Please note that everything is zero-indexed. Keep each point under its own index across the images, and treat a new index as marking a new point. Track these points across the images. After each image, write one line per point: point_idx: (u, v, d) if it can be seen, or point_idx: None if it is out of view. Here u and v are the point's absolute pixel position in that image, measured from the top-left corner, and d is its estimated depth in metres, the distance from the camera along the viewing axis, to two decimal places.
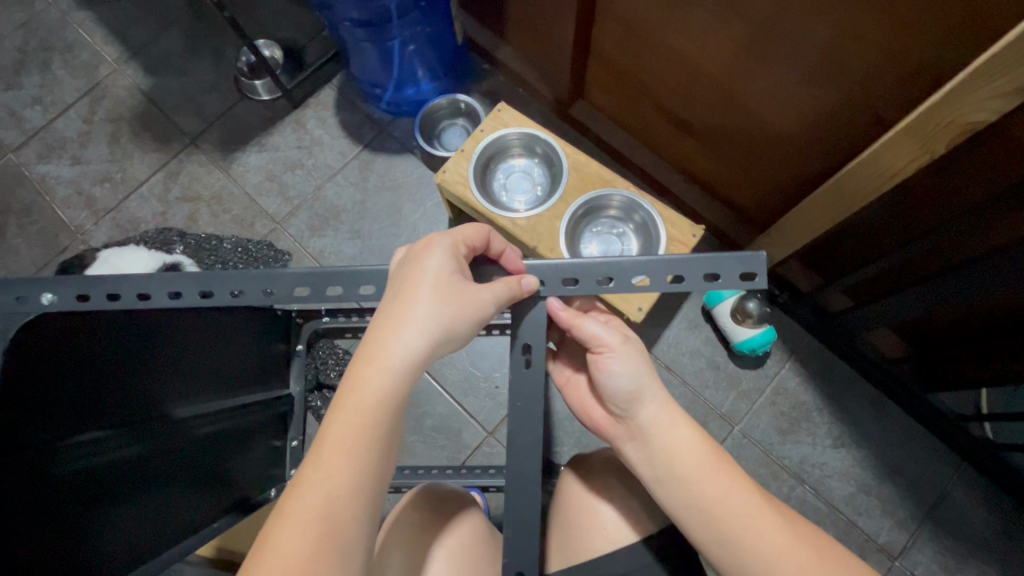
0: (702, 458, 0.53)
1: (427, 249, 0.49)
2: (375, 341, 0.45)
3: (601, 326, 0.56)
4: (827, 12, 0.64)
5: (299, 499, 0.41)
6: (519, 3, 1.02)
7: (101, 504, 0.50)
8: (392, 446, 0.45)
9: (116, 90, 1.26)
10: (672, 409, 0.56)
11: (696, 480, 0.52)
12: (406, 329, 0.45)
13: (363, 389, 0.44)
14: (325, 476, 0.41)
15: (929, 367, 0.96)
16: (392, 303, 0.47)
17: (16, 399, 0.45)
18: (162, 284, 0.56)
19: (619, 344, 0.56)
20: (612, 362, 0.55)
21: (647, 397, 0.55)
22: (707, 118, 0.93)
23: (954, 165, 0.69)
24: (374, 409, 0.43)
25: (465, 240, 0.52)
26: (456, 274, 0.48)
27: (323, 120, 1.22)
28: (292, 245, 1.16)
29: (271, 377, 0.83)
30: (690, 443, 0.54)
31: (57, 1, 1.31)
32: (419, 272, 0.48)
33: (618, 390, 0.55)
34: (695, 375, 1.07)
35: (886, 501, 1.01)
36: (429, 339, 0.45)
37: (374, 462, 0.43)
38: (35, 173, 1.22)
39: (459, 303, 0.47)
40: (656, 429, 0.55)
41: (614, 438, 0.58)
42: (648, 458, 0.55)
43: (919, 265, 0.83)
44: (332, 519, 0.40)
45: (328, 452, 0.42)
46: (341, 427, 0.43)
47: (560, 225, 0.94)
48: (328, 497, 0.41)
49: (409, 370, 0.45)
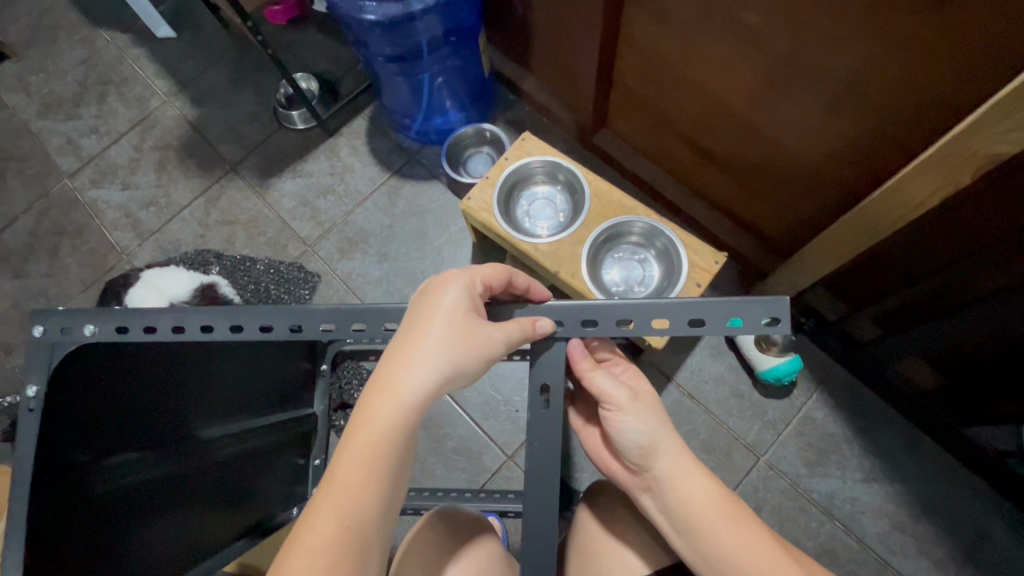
0: (718, 508, 0.51)
1: (443, 285, 0.49)
2: (386, 375, 0.45)
3: (612, 381, 0.54)
4: (848, 47, 0.65)
5: (312, 527, 0.42)
6: (544, 36, 1.05)
7: (125, 522, 0.55)
8: (401, 477, 0.45)
9: (165, 120, 1.34)
10: (686, 459, 0.53)
11: (715, 533, 0.50)
12: (418, 364, 0.45)
13: (373, 421, 0.44)
14: (339, 506, 0.42)
15: (968, 402, 0.92)
16: (405, 338, 0.47)
17: (57, 425, 0.50)
18: (196, 316, 0.55)
19: (628, 402, 0.53)
20: (622, 421, 0.53)
21: (662, 450, 0.53)
22: (730, 148, 0.94)
23: (984, 194, 0.68)
24: (384, 442, 0.44)
25: (482, 279, 0.51)
26: (469, 312, 0.48)
27: (355, 148, 1.27)
28: (323, 267, 1.20)
29: (296, 396, 0.86)
30: (706, 492, 0.51)
31: (116, 39, 1.42)
32: (433, 308, 0.48)
33: (630, 446, 0.53)
34: (719, 403, 1.05)
35: (922, 541, 0.97)
36: (440, 376, 0.45)
37: (383, 492, 0.44)
38: (88, 197, 1.29)
39: (472, 341, 0.47)
40: (670, 481, 0.52)
41: (628, 488, 0.56)
42: (665, 510, 0.53)
43: (949, 292, 0.82)
44: (342, 549, 0.41)
45: (341, 483, 0.43)
46: (353, 458, 0.43)
47: (582, 250, 0.95)
48: (339, 528, 0.42)
49: (420, 405, 0.45)
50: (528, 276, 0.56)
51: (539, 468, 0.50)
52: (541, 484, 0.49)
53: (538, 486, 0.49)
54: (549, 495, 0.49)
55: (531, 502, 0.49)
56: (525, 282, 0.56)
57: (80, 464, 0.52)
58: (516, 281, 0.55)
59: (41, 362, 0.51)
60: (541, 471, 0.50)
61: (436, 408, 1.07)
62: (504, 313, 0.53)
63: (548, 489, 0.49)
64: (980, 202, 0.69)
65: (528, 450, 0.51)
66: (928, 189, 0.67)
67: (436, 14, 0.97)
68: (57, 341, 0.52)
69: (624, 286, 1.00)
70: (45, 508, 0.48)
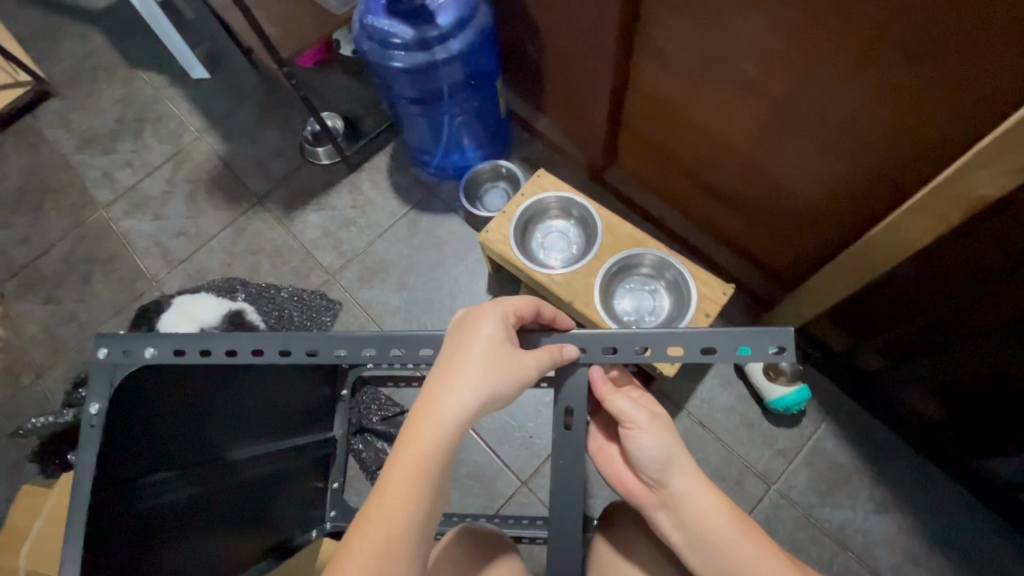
0: (730, 522, 0.54)
1: (482, 316, 0.53)
2: (431, 398, 0.49)
3: (632, 403, 0.58)
4: (847, 97, 0.71)
5: (364, 537, 0.45)
6: (558, 81, 1.12)
7: (163, 538, 0.59)
8: (442, 492, 0.48)
9: (197, 155, 1.41)
10: (701, 476, 0.56)
11: (729, 547, 0.53)
12: (459, 388, 0.49)
13: (418, 439, 0.48)
14: (386, 517, 0.46)
15: (971, 433, 0.94)
16: (447, 364, 0.51)
17: (112, 442, 0.55)
18: (246, 341, 0.58)
19: (647, 421, 0.57)
20: (641, 437, 0.57)
21: (678, 466, 0.56)
22: (735, 187, 0.99)
23: (978, 232, 0.72)
24: (428, 459, 0.47)
25: (515, 309, 0.55)
26: (506, 341, 0.52)
27: (376, 182, 1.34)
28: (343, 296, 1.25)
29: (318, 419, 0.89)
30: (718, 508, 0.55)
31: (153, 80, 1.50)
32: (474, 337, 0.52)
33: (649, 462, 0.57)
34: (729, 431, 1.07)
35: (934, 571, 0.98)
36: (479, 400, 0.49)
37: (427, 505, 0.47)
38: (122, 227, 1.36)
39: (508, 368, 0.50)
40: (686, 495, 0.55)
41: (644, 506, 0.58)
42: (680, 524, 0.55)
43: (950, 325, 0.84)
44: (388, 558, 0.44)
45: (389, 497, 0.46)
46: (399, 474, 0.47)
47: (595, 281, 1.00)
48: (386, 538, 0.45)
49: (461, 426, 0.48)
50: (555, 307, 0.60)
51: (564, 486, 0.53)
52: (565, 501, 0.53)
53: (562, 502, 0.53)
54: (573, 512, 0.53)
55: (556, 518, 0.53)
56: (553, 312, 0.60)
57: (126, 480, 0.56)
58: (544, 312, 0.59)
59: (102, 382, 0.55)
60: (564, 490, 0.53)
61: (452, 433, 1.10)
62: (534, 339, 0.56)
63: (571, 507, 0.53)
64: (973, 241, 0.73)
65: (553, 469, 0.54)
66: (924, 228, 0.71)
67: (458, 61, 1.04)
68: (118, 363, 0.56)
69: (635, 316, 1.04)
70: (96, 521, 0.52)
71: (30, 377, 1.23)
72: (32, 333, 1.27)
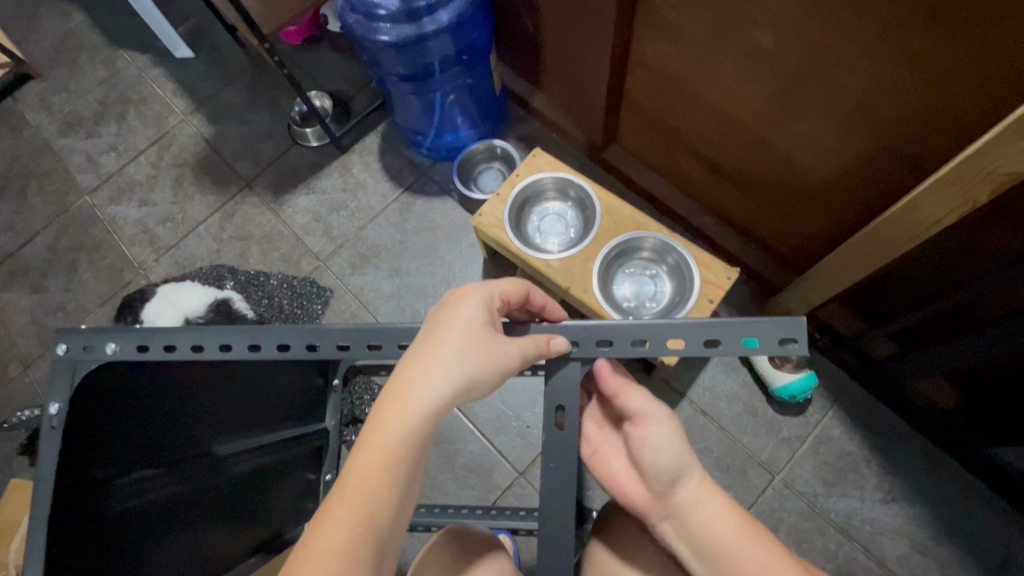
0: (740, 529, 0.51)
1: (462, 298, 0.49)
2: (402, 381, 0.45)
3: (647, 398, 0.56)
4: (861, 66, 0.66)
5: (324, 535, 0.41)
6: (555, 54, 1.06)
7: (142, 539, 0.55)
8: (411, 487, 0.44)
9: (183, 138, 1.37)
10: (709, 483, 0.53)
11: (741, 558, 0.49)
12: (433, 373, 0.44)
13: (387, 428, 0.43)
14: (350, 513, 0.41)
15: (987, 422, 0.90)
16: (422, 346, 0.46)
17: (77, 441, 0.52)
18: (215, 335, 0.55)
19: (663, 417, 0.54)
20: (657, 433, 0.54)
21: (687, 469, 0.53)
22: (742, 164, 0.94)
23: (1008, 207, 0.67)
24: (397, 450, 0.43)
25: (501, 293, 0.52)
26: (486, 325, 0.48)
27: (367, 164, 1.29)
28: (335, 283, 1.21)
29: (309, 411, 0.86)
30: (726, 516, 0.51)
31: (137, 60, 1.45)
32: (452, 319, 0.48)
33: (658, 463, 0.53)
34: (733, 420, 1.04)
35: (944, 563, 0.95)
36: (454, 387, 0.45)
37: (393, 500, 0.43)
38: (107, 213, 1.32)
39: (487, 352, 0.47)
40: (692, 502, 0.52)
41: (646, 515, 0.54)
42: (686, 534, 0.52)
43: (969, 309, 0.80)
44: (353, 557, 0.40)
45: (353, 490, 0.42)
46: (365, 465, 0.43)
47: (593, 266, 0.96)
48: (351, 538, 0.41)
49: (433, 414, 0.44)
50: (545, 294, 0.57)
51: (555, 488, 0.49)
52: (556, 502, 0.49)
53: (552, 504, 0.49)
54: (566, 517, 0.49)
55: (547, 523, 0.49)
56: (544, 299, 0.57)
57: (98, 481, 0.54)
58: (534, 299, 0.56)
59: (64, 380, 0.53)
60: (556, 492, 0.49)
61: (448, 423, 1.07)
62: (523, 329, 0.52)
63: (565, 508, 0.49)
64: (1003, 218, 0.69)
65: (543, 470, 0.50)
66: (945, 207, 0.67)
67: (449, 34, 0.98)
68: (80, 359, 0.54)
69: (635, 302, 1.00)
70: (66, 525, 0.49)
71: (17, 369, 1.21)
72: (18, 324, 1.24)
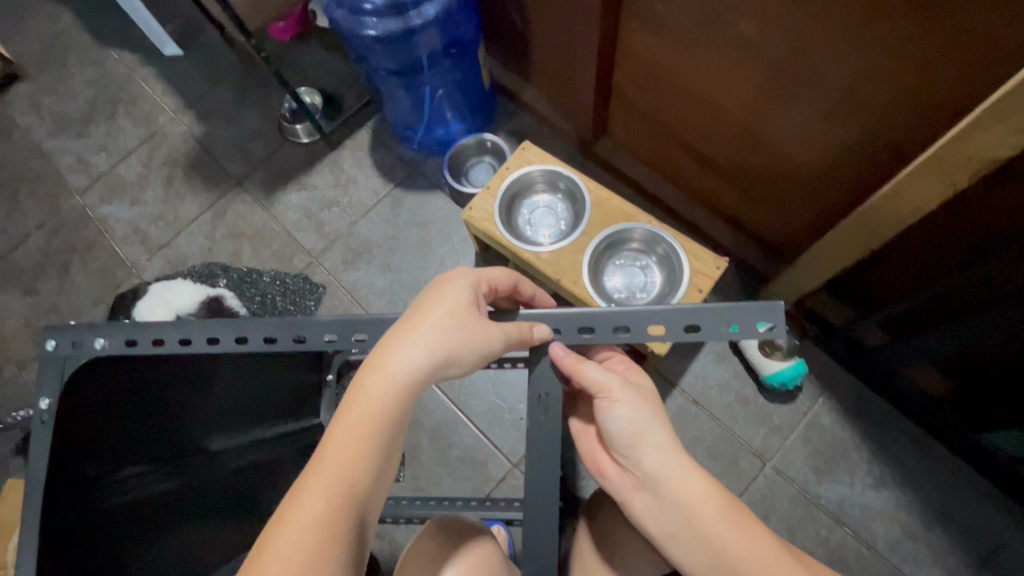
0: (715, 507, 0.48)
1: (447, 281, 0.50)
2: (381, 354, 0.45)
3: (602, 369, 0.52)
4: (843, 54, 0.66)
5: (300, 506, 0.41)
6: (543, 48, 1.07)
7: (135, 535, 0.56)
8: (389, 461, 0.45)
9: (173, 137, 1.37)
10: (680, 455, 0.50)
11: (719, 537, 0.47)
12: (412, 348, 0.45)
13: (367, 401, 0.44)
14: (328, 484, 0.42)
15: (975, 407, 0.91)
16: (404, 323, 0.47)
17: (68, 437, 0.52)
18: (203, 329, 0.56)
19: (620, 389, 0.51)
20: (613, 407, 0.51)
21: (654, 442, 0.50)
22: (730, 154, 0.94)
23: (989, 192, 0.68)
24: (375, 422, 0.44)
25: (489, 280, 0.53)
26: (470, 305, 0.49)
27: (358, 160, 1.29)
28: (328, 279, 1.21)
29: (303, 407, 0.86)
30: (700, 491, 0.48)
31: (125, 59, 1.45)
32: (435, 299, 0.48)
33: (620, 436, 0.51)
34: (724, 409, 1.05)
35: (934, 546, 0.96)
36: (432, 361, 0.45)
37: (371, 473, 0.44)
38: (98, 214, 1.32)
39: (469, 330, 0.47)
40: (664, 477, 0.49)
41: (620, 491, 0.52)
42: (657, 511, 0.49)
43: (953, 295, 0.81)
44: (329, 526, 0.41)
45: (332, 462, 0.43)
46: (344, 437, 0.43)
47: (583, 258, 0.96)
48: (328, 508, 0.41)
49: (410, 388, 0.45)
50: (533, 283, 0.58)
51: (541, 476, 0.50)
52: (541, 489, 0.50)
53: (538, 492, 0.50)
54: (552, 504, 0.49)
55: (534, 510, 0.49)
56: (532, 289, 0.59)
57: (92, 476, 0.54)
58: (522, 288, 0.57)
59: (53, 376, 0.53)
60: (541, 480, 0.50)
61: (442, 416, 1.08)
62: (511, 317, 0.53)
63: (550, 495, 0.49)
64: (985, 204, 0.69)
65: (529, 459, 0.51)
66: (930, 192, 0.67)
67: (436, 28, 0.98)
68: (68, 355, 0.54)
69: (626, 293, 1.01)
70: (58, 519, 0.50)
71: (11, 370, 1.21)
72: (11, 326, 1.24)
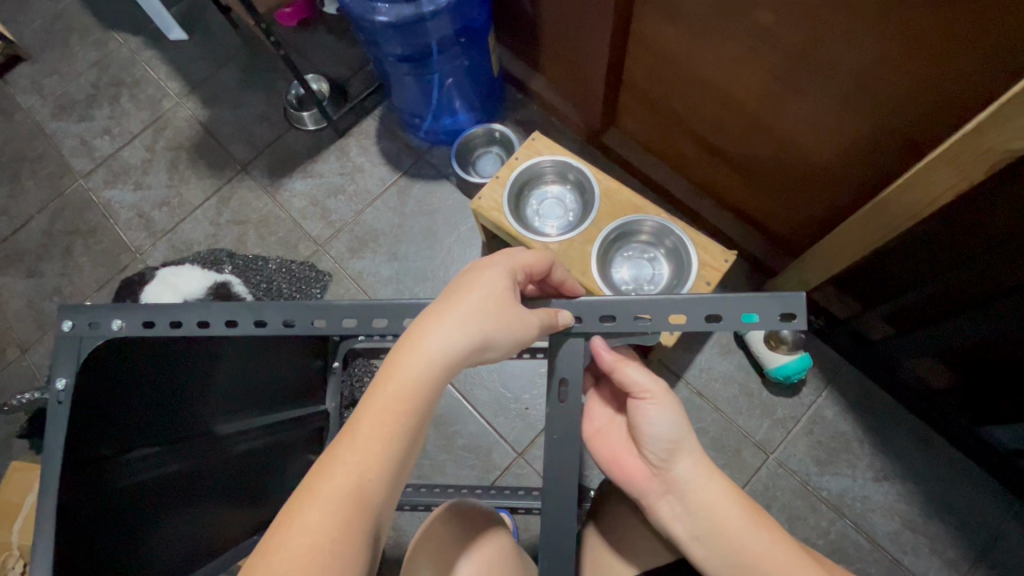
0: (740, 512, 0.52)
1: (487, 265, 0.50)
2: (417, 332, 0.45)
3: (646, 372, 0.55)
4: (862, 45, 0.66)
5: (330, 478, 0.41)
6: (555, 37, 1.06)
7: (147, 515, 0.56)
8: (418, 439, 0.45)
9: (177, 121, 1.36)
10: (707, 463, 0.54)
11: (742, 536, 0.50)
12: (450, 327, 0.45)
13: (402, 379, 0.44)
14: (358, 460, 0.42)
15: (979, 401, 0.92)
16: (441, 303, 0.47)
17: (82, 418, 0.52)
18: (221, 311, 0.55)
19: (662, 392, 0.55)
20: (653, 409, 0.54)
21: (685, 448, 0.54)
22: (741, 145, 0.94)
23: (1002, 189, 0.68)
24: (410, 399, 0.44)
25: (525, 266, 0.53)
26: (508, 290, 0.49)
27: (365, 148, 1.29)
28: (333, 266, 1.21)
29: (309, 394, 0.86)
30: (728, 497, 0.52)
31: (129, 42, 1.43)
32: (475, 281, 0.48)
33: (658, 438, 0.54)
34: (729, 402, 1.05)
35: (933, 539, 0.97)
36: (469, 343, 0.45)
37: (402, 451, 0.43)
38: (102, 197, 1.31)
39: (506, 315, 0.47)
40: (692, 482, 0.53)
41: (645, 493, 0.55)
42: (684, 514, 0.53)
43: (959, 290, 0.82)
44: (359, 501, 0.41)
45: (363, 436, 0.42)
46: (376, 412, 0.43)
47: (592, 249, 0.96)
48: (358, 482, 0.41)
49: (446, 369, 0.45)
50: (564, 270, 0.57)
51: (557, 463, 0.50)
52: (556, 477, 0.50)
53: (555, 479, 0.50)
54: (569, 490, 0.50)
55: (548, 497, 0.49)
56: (563, 276, 0.58)
57: (104, 457, 0.54)
58: (556, 273, 0.57)
59: (69, 356, 0.52)
60: (557, 466, 0.50)
61: (447, 405, 1.08)
62: (541, 302, 0.53)
63: (566, 482, 0.50)
64: (997, 198, 0.69)
65: (546, 443, 0.51)
66: (942, 185, 0.67)
67: (447, 14, 0.97)
68: (84, 335, 0.53)
69: (633, 285, 1.01)
70: (72, 502, 0.49)
71: (15, 353, 1.20)
72: (15, 308, 1.24)
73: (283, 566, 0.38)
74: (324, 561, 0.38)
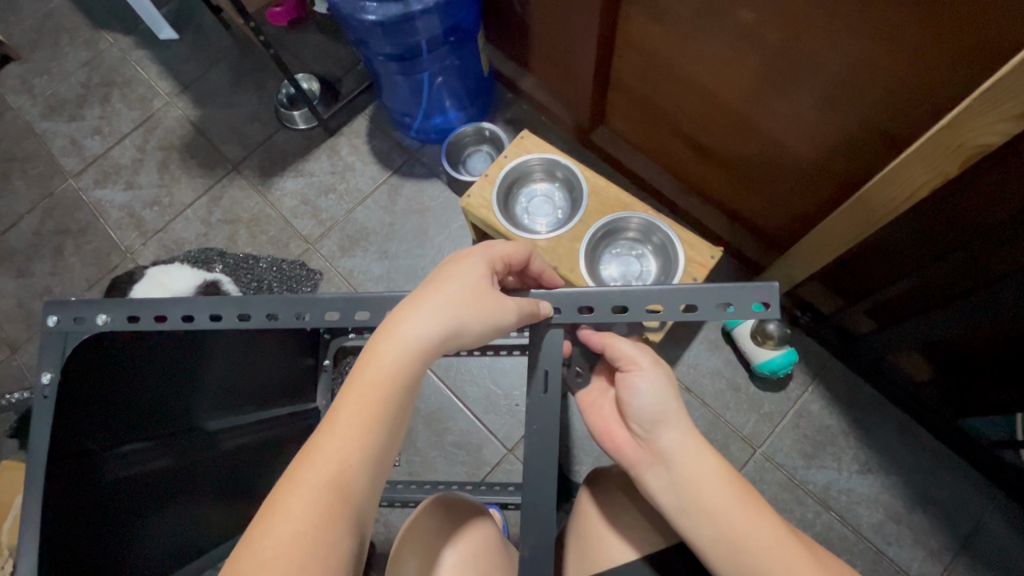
0: (726, 486, 0.52)
1: (464, 256, 0.51)
2: (394, 321, 0.46)
3: (634, 346, 0.56)
4: (842, 43, 0.67)
5: (311, 465, 0.42)
6: (544, 37, 1.07)
7: (135, 509, 0.57)
8: (398, 425, 0.45)
9: (168, 121, 1.36)
10: (696, 436, 0.54)
11: (724, 508, 0.51)
12: (426, 315, 0.46)
13: (381, 366, 0.45)
14: (339, 446, 0.43)
15: (961, 394, 0.93)
16: (418, 293, 0.48)
17: (68, 412, 0.52)
18: (206, 304, 0.55)
19: (649, 364, 0.55)
20: (639, 380, 0.55)
21: (672, 420, 0.54)
22: (726, 143, 0.95)
23: (976, 184, 0.69)
24: (389, 386, 0.44)
25: (503, 257, 0.54)
26: (484, 279, 0.50)
27: (356, 147, 1.29)
28: (324, 265, 1.22)
29: (299, 391, 0.86)
30: (713, 470, 0.52)
31: (119, 42, 1.43)
32: (450, 272, 0.49)
33: (644, 409, 0.55)
34: (717, 397, 1.07)
35: (917, 530, 0.98)
36: (443, 329, 0.46)
37: (382, 437, 0.44)
38: (92, 197, 1.31)
39: (483, 302, 0.48)
40: (680, 454, 0.53)
41: (634, 463, 0.56)
42: (670, 484, 0.53)
43: (939, 284, 0.83)
44: (340, 486, 0.42)
45: (343, 423, 0.43)
46: (356, 399, 0.44)
47: (580, 246, 0.97)
48: (340, 467, 0.42)
49: (422, 355, 0.46)
50: (544, 261, 0.58)
51: (539, 453, 0.51)
52: (539, 468, 0.51)
53: (537, 469, 0.51)
54: (551, 480, 0.50)
55: (530, 487, 0.50)
56: (542, 267, 0.59)
57: (92, 451, 0.54)
58: (533, 264, 0.58)
59: (54, 351, 0.52)
60: (540, 456, 0.51)
61: (437, 402, 1.09)
62: (521, 293, 0.54)
63: (549, 472, 0.50)
64: (972, 193, 0.71)
65: (529, 434, 0.52)
66: (919, 181, 0.69)
67: (436, 13, 0.98)
68: (70, 331, 0.53)
69: (622, 282, 1.02)
70: (60, 497, 0.49)
71: (4, 353, 1.20)
72: (4, 308, 1.23)
73: (267, 550, 0.38)
74: (308, 546, 0.39)
